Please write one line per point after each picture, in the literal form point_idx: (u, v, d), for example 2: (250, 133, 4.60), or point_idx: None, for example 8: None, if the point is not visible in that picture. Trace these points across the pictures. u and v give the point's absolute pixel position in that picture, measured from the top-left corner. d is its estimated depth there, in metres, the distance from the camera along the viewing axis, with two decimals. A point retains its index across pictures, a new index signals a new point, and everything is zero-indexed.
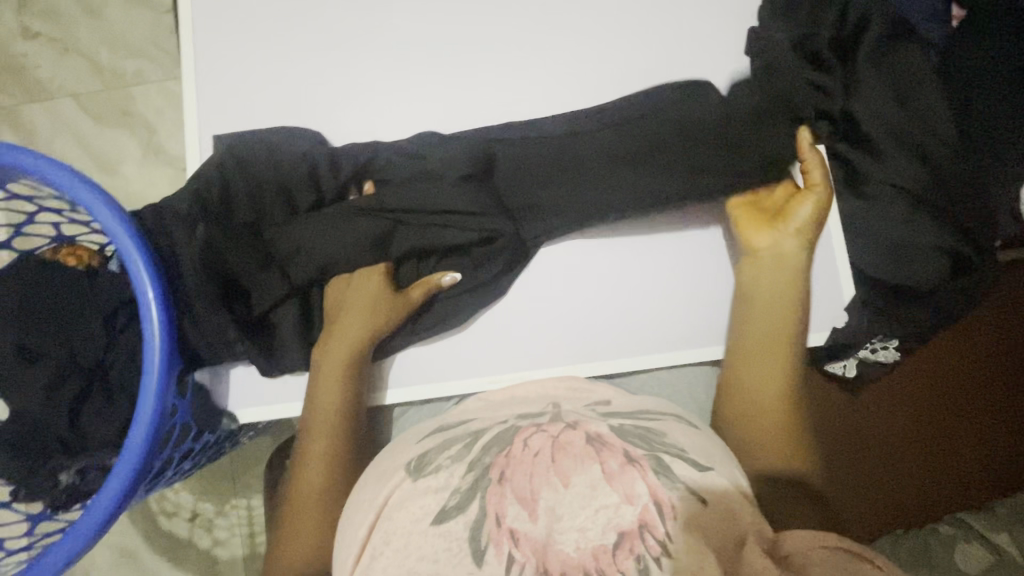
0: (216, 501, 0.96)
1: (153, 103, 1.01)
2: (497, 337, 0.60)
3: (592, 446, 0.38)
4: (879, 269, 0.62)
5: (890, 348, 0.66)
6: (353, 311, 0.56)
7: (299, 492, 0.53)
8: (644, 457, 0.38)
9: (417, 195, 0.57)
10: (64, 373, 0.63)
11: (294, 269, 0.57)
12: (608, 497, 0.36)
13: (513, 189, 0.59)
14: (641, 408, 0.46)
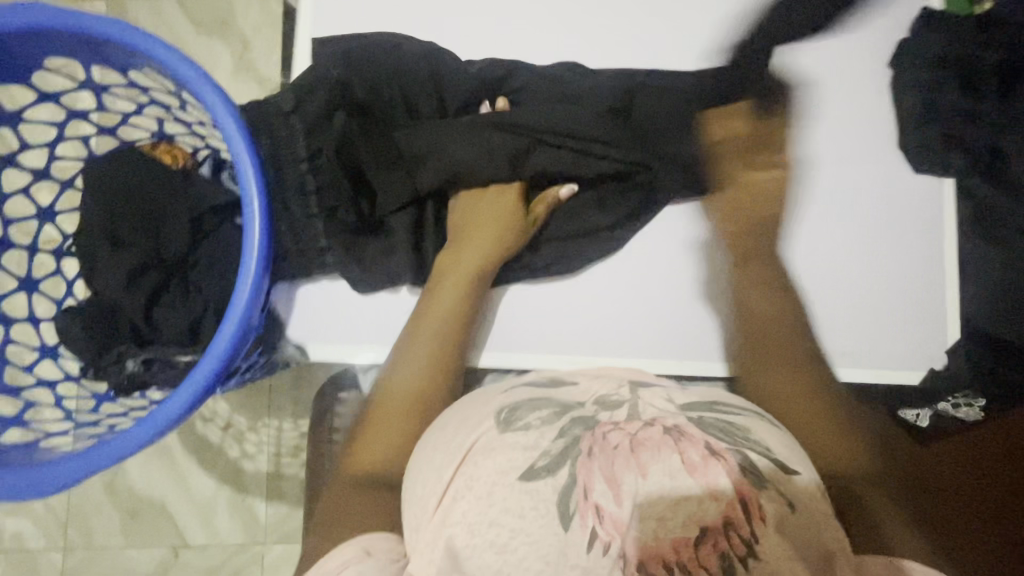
0: (249, 416, 0.99)
1: (252, 19, 1.02)
2: (602, 292, 0.61)
3: (669, 436, 0.37)
4: (985, 321, 0.61)
5: (974, 406, 0.60)
6: (487, 224, 0.57)
7: (394, 388, 0.52)
8: (728, 452, 0.37)
9: (558, 117, 0.57)
10: (147, 264, 0.65)
11: (422, 171, 0.57)
12: (691, 489, 0.35)
13: (650, 129, 0.59)
14: (712, 399, 0.43)
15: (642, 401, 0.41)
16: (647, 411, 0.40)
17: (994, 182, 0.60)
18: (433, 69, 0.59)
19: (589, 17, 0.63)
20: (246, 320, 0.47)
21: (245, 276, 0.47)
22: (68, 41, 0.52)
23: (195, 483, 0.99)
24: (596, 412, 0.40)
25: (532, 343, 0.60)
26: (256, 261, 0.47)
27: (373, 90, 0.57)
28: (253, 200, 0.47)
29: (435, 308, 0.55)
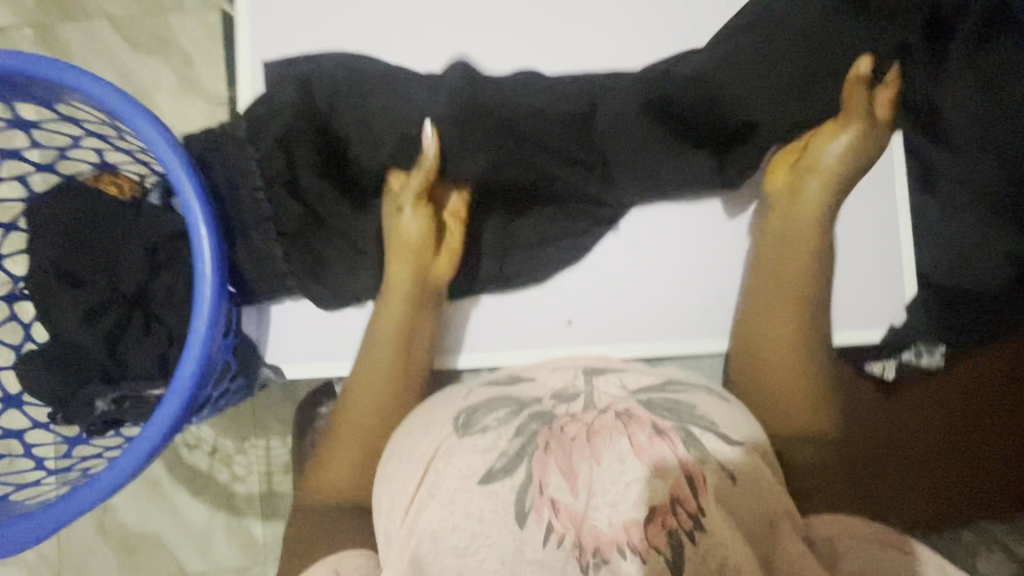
0: (236, 438, 0.98)
1: (190, 32, 0.98)
2: (579, 293, 0.58)
3: (615, 419, 0.40)
4: (944, 276, 0.59)
5: (935, 353, 0.60)
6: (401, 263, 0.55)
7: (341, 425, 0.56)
8: (672, 429, 0.40)
9: (516, 129, 0.55)
10: (108, 302, 0.63)
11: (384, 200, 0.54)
12: (636, 470, 0.38)
13: (615, 131, 0.56)
14: (667, 378, 0.45)
15: (596, 390, 0.44)
16: (602, 400, 0.43)
17: (935, 136, 0.58)
18: (372, 75, 0.55)
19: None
20: (207, 356, 0.46)
21: (200, 311, 0.46)
22: None
23: (187, 511, 0.99)
24: (553, 407, 0.43)
25: (506, 345, 0.58)
26: (211, 293, 0.46)
27: (317, 98, 0.53)
28: (201, 234, 0.46)
29: (373, 345, 0.55)
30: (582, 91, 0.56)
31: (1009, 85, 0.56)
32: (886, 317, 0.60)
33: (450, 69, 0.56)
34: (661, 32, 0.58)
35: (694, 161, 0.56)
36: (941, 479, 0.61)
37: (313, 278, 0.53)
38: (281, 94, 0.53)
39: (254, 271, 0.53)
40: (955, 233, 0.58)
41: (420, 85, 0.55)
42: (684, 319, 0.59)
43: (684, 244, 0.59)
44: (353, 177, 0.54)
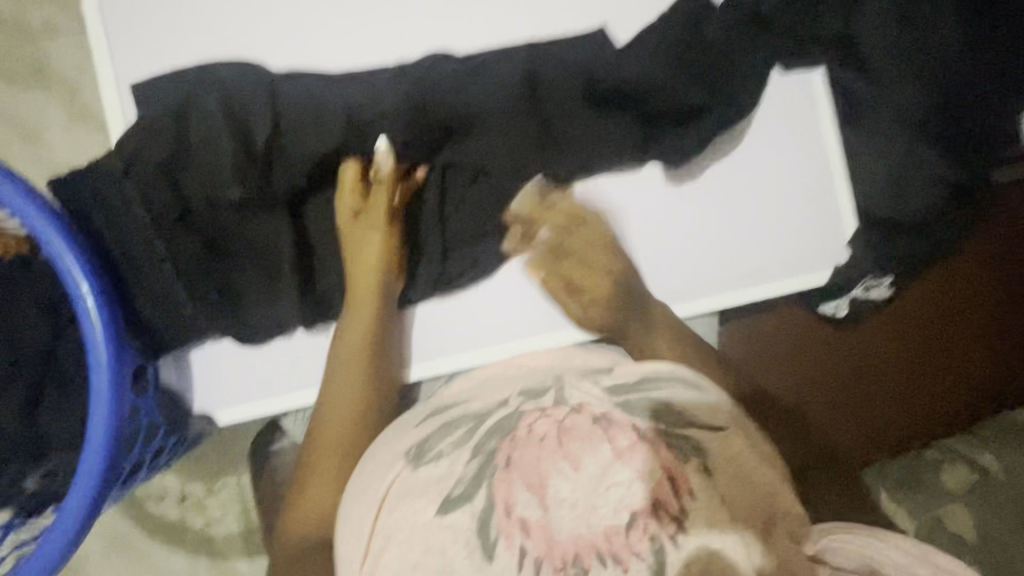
0: (204, 482, 0.93)
1: (69, 58, 0.88)
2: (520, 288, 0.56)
3: (601, 426, 0.36)
4: (882, 207, 0.58)
5: (885, 285, 0.60)
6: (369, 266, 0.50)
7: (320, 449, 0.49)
8: (656, 432, 0.36)
9: (435, 112, 0.51)
10: (9, 376, 0.56)
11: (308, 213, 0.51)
12: (621, 474, 0.34)
13: (530, 109, 0.52)
14: (641, 373, 0.42)
15: (567, 390, 0.41)
16: (573, 398, 0.40)
17: (855, 68, 0.55)
18: (256, 85, 0.50)
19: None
20: (114, 431, 0.43)
21: (100, 379, 0.42)
22: None
23: (168, 564, 0.94)
24: (521, 404, 0.41)
25: (456, 350, 0.55)
26: (108, 364, 0.43)
27: (198, 119, 0.48)
28: (87, 304, 0.42)
29: (339, 364, 0.51)
30: (486, 71, 0.52)
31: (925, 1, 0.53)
32: (829, 259, 0.60)
33: (347, 70, 0.52)
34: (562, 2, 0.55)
35: (613, 129, 0.53)
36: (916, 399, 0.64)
37: (229, 317, 0.50)
38: (152, 120, 0.48)
39: (162, 318, 0.49)
40: (891, 166, 0.57)
41: (305, 91, 0.50)
42: (645, 289, 0.56)
43: (620, 222, 0.57)
44: (252, 199, 0.48)
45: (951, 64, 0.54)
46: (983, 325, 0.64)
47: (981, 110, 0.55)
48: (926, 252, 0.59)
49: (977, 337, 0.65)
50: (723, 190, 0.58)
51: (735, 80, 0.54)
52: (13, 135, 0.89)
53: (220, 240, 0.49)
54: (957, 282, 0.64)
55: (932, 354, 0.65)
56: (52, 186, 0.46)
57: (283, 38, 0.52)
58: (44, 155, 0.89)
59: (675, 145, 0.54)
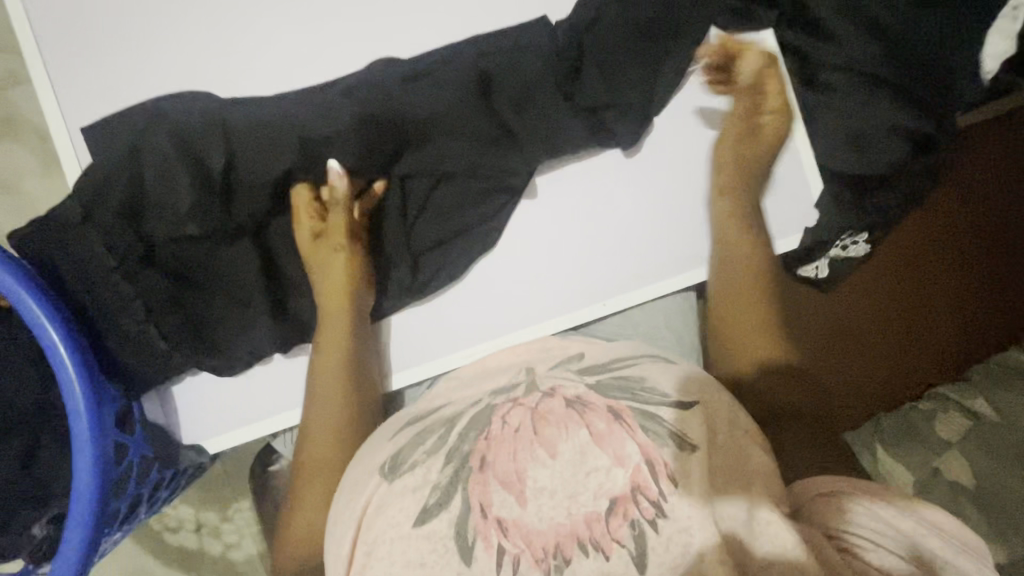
0: (218, 509, 0.94)
1: (35, 106, 0.89)
2: (493, 285, 0.56)
3: (573, 411, 0.37)
4: (845, 163, 0.57)
5: (860, 242, 0.62)
6: (335, 283, 0.50)
7: (305, 468, 0.48)
8: (627, 410, 0.37)
9: (387, 120, 0.51)
10: (5, 427, 0.57)
11: (274, 235, 0.51)
12: (599, 459, 0.35)
13: (483, 108, 0.52)
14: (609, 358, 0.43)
15: (538, 377, 0.42)
16: (544, 385, 0.40)
17: (804, 28, 0.55)
18: (206, 115, 0.49)
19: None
20: (101, 474, 0.43)
21: (79, 420, 0.43)
22: None
23: None
24: (494, 399, 0.41)
25: (435, 353, 0.56)
26: (84, 409, 0.43)
27: (154, 156, 0.48)
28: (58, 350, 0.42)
29: (317, 385, 0.50)
30: (433, 76, 0.52)
31: None
32: (797, 221, 0.59)
33: (297, 89, 0.52)
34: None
35: (567, 117, 0.53)
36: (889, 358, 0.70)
37: (199, 346, 0.50)
38: (108, 160, 0.48)
39: (136, 357, 0.49)
40: (850, 122, 0.56)
41: (255, 116, 0.50)
42: (618, 274, 0.57)
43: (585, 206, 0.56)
44: (215, 228, 0.49)
45: (899, 14, 0.54)
46: (955, 294, 0.70)
47: (934, 57, 0.55)
48: (892, 205, 0.60)
49: (942, 297, 0.70)
50: (683, 163, 0.57)
51: (685, 55, 0.54)
52: None
53: (189, 273, 0.49)
54: (927, 252, 0.70)
55: (906, 317, 0.70)
56: (14, 236, 0.46)
57: (228, 64, 0.52)
58: (21, 206, 0.89)
59: (631, 127, 0.54)
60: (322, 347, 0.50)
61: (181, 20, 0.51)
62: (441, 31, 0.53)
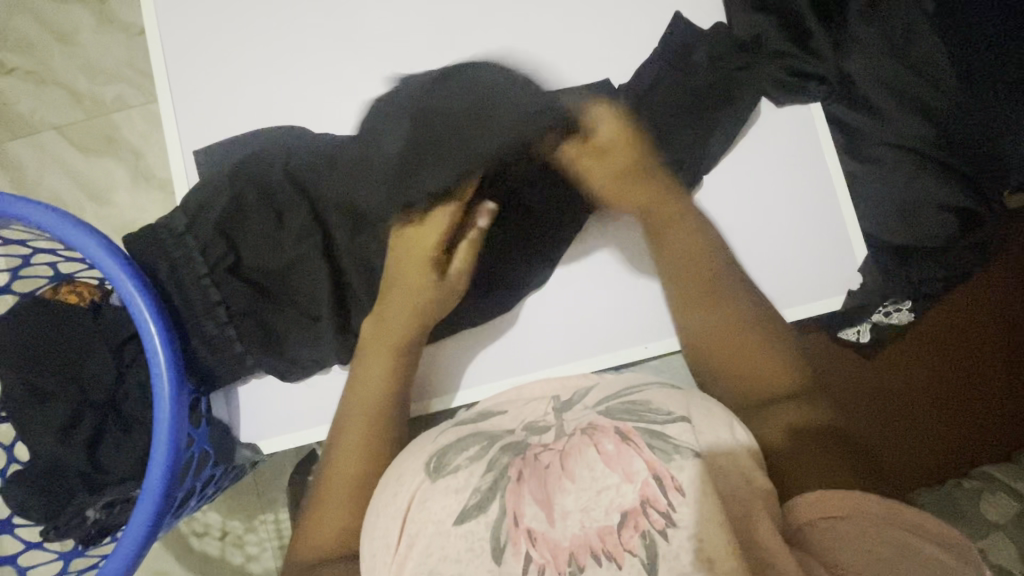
0: (244, 518, 0.96)
1: (136, 127, 1.00)
2: (540, 322, 0.59)
3: (588, 436, 0.40)
4: (890, 232, 0.59)
5: (903, 309, 0.62)
6: (405, 293, 0.53)
7: (337, 476, 0.50)
8: (635, 431, 0.40)
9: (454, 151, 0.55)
10: (80, 410, 0.62)
11: (343, 255, 0.55)
12: (609, 478, 0.38)
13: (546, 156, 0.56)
14: (621, 386, 0.46)
15: (567, 419, 0.43)
16: (569, 426, 0.42)
17: (851, 103, 0.58)
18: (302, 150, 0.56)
19: (435, 30, 0.59)
20: (172, 460, 0.48)
21: (163, 407, 0.48)
22: None
23: None
24: (526, 439, 0.43)
25: (476, 381, 0.58)
26: (170, 397, 0.48)
27: (252, 179, 0.54)
28: (155, 343, 0.48)
29: (358, 395, 0.53)
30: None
31: (910, 39, 0.57)
32: (843, 283, 0.59)
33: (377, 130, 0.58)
34: (570, 54, 0.59)
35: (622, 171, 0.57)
36: (925, 432, 0.70)
37: (266, 352, 0.54)
38: (211, 178, 0.54)
39: (208, 358, 0.53)
40: (897, 192, 0.58)
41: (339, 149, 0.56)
42: (662, 319, 0.58)
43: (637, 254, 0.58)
44: (297, 244, 0.54)
45: (944, 95, 0.56)
46: (984, 388, 0.70)
47: (981, 137, 0.57)
48: (937, 276, 0.61)
49: (984, 376, 0.70)
50: (730, 222, 0.59)
51: (733, 121, 0.58)
52: (85, 195, 0.99)
53: (266, 285, 0.54)
54: (965, 337, 0.70)
55: (932, 395, 0.70)
56: (126, 236, 0.53)
57: (320, 103, 0.59)
58: (112, 214, 0.99)
59: (679, 182, 0.57)
60: (369, 357, 0.53)
61: (287, 64, 0.59)
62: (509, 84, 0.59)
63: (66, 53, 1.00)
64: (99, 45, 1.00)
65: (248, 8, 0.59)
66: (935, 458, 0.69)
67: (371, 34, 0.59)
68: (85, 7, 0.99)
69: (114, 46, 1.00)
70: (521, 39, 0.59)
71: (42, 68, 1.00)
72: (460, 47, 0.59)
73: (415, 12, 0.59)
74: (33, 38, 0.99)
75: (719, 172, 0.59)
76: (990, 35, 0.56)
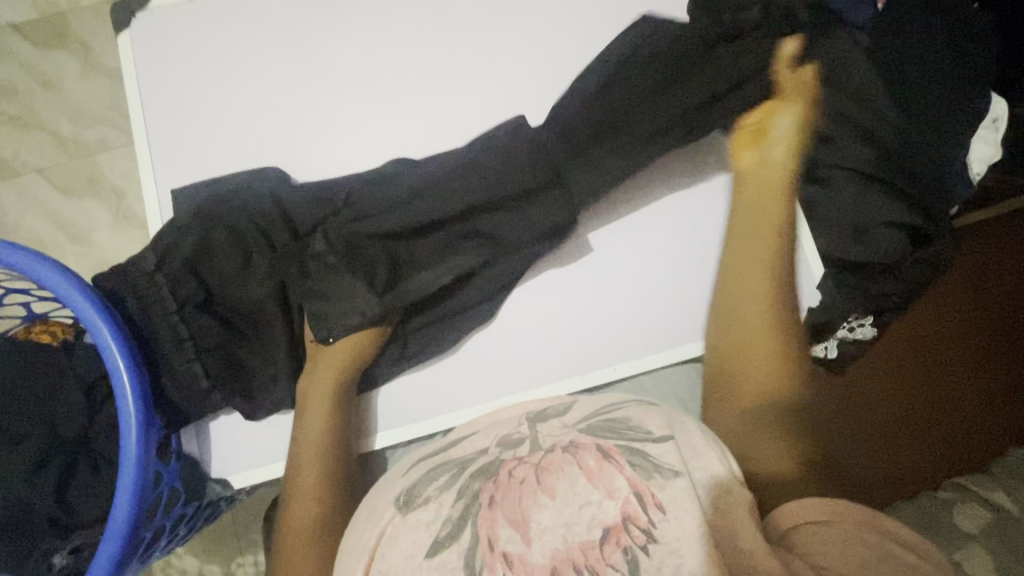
0: (222, 562, 0.93)
1: (119, 168, 1.01)
2: (512, 345, 0.60)
3: (570, 455, 0.39)
4: (842, 250, 0.62)
5: (866, 324, 0.66)
6: (327, 359, 0.54)
7: (294, 524, 0.49)
8: (616, 451, 0.39)
9: (424, 176, 0.56)
10: (48, 452, 0.61)
11: (293, 286, 0.54)
12: (590, 493, 0.37)
13: (525, 166, 0.55)
14: (600, 403, 0.46)
15: (541, 434, 0.43)
16: (546, 440, 0.42)
17: None
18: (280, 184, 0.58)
19: (405, 68, 0.62)
20: (138, 499, 0.47)
21: (129, 442, 0.47)
22: None
23: None
24: (500, 454, 0.42)
25: (447, 407, 0.59)
26: (136, 435, 0.47)
27: (218, 216, 0.54)
28: (123, 380, 0.48)
29: (301, 447, 0.52)
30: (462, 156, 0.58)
31: (854, 65, 0.59)
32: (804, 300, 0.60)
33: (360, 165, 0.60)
34: (534, 91, 0.63)
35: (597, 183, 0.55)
36: (902, 445, 0.71)
37: (234, 391, 0.54)
38: (180, 217, 0.54)
39: (178, 394, 0.53)
40: (850, 211, 0.61)
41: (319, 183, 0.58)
42: (634, 338, 0.60)
43: (608, 275, 0.60)
44: (276, 271, 0.54)
45: (887, 122, 0.60)
46: (940, 403, 0.71)
47: (924, 159, 0.60)
48: (893, 291, 0.64)
49: (956, 383, 0.72)
50: (688, 237, 0.61)
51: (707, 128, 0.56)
52: (65, 236, 1.00)
53: (239, 319, 0.55)
54: (933, 346, 0.72)
55: (906, 405, 0.72)
56: (99, 275, 0.53)
57: (295, 141, 0.61)
58: (92, 253, 1.00)
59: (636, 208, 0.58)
60: (306, 410, 0.53)
61: (262, 103, 0.61)
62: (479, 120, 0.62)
63: (50, 98, 1.02)
64: (83, 89, 1.02)
65: (226, 52, 0.62)
66: (912, 470, 0.70)
67: (344, 72, 0.62)
68: (69, 55, 1.02)
69: (97, 91, 1.02)
70: (488, 75, 0.63)
71: (25, 112, 1.02)
72: (430, 85, 0.62)
73: (387, 54, 0.62)
74: (17, 84, 1.02)
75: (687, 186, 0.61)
76: (927, 64, 0.60)
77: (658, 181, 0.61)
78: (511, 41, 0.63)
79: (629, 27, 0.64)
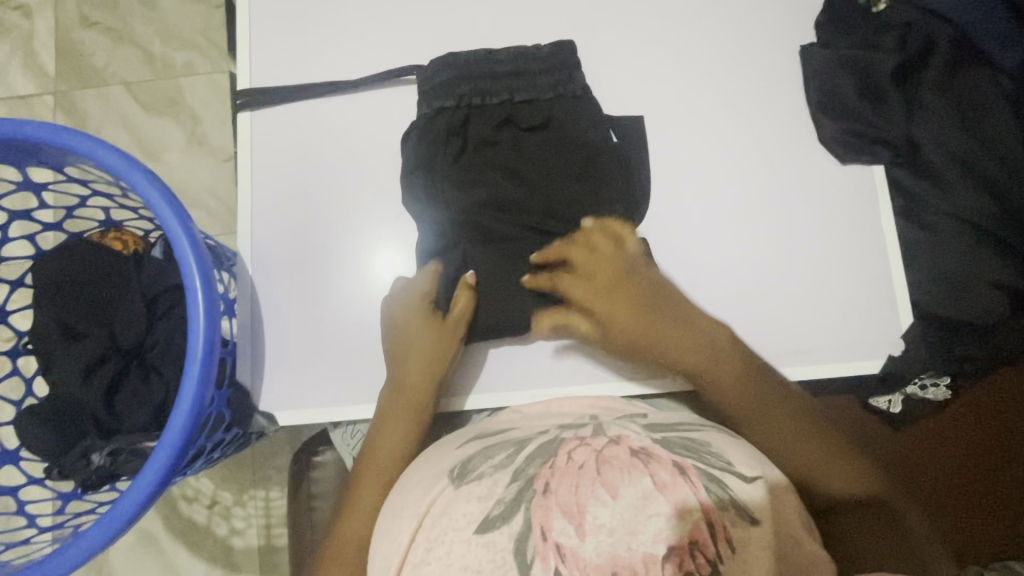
0: (235, 490, 0.96)
1: (199, 93, 1.03)
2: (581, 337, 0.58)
3: (638, 458, 0.37)
4: (939, 304, 0.58)
5: (941, 385, 0.62)
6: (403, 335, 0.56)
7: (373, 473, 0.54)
8: (693, 469, 0.37)
9: (539, 160, 0.58)
10: (104, 354, 0.63)
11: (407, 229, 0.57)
12: (660, 506, 0.35)
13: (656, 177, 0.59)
14: (675, 421, 0.45)
15: (607, 424, 0.43)
16: (612, 431, 0.42)
17: (917, 171, 0.59)
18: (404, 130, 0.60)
19: (508, 39, 0.61)
20: (195, 416, 0.48)
21: (194, 358, 0.48)
22: (53, 151, 0.53)
23: (184, 568, 0.95)
24: (561, 434, 0.43)
25: (505, 386, 0.58)
26: (203, 357, 0.48)
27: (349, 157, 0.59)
28: (198, 299, 0.48)
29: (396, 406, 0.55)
30: (599, 141, 0.58)
31: (983, 114, 0.58)
32: (884, 348, 0.57)
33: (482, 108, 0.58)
34: (638, 84, 0.61)
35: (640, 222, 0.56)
36: (948, 512, 0.67)
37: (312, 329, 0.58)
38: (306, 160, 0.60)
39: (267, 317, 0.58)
40: (955, 263, 0.58)
41: (420, 122, 0.58)
42: None
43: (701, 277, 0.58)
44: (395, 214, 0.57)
45: (1013, 178, 0.57)
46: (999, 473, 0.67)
47: None
48: (980, 356, 0.60)
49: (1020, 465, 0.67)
50: (783, 257, 0.58)
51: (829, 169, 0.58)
52: (139, 151, 1.02)
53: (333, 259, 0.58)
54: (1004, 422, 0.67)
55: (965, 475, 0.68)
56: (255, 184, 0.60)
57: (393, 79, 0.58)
58: (162, 172, 1.02)
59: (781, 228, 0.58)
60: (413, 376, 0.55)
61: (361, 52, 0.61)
62: (557, 96, 0.58)
63: (146, 15, 1.04)
64: (179, 12, 1.04)
65: None
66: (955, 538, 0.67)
67: (448, 35, 0.61)
68: None
69: (192, 15, 1.04)
70: (591, 61, 0.61)
71: (121, 26, 1.04)
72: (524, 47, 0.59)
73: (493, 24, 0.61)
74: None
75: (797, 206, 0.59)
76: None
77: (751, 197, 0.59)
78: (621, 28, 0.61)
79: (748, 30, 0.61)
